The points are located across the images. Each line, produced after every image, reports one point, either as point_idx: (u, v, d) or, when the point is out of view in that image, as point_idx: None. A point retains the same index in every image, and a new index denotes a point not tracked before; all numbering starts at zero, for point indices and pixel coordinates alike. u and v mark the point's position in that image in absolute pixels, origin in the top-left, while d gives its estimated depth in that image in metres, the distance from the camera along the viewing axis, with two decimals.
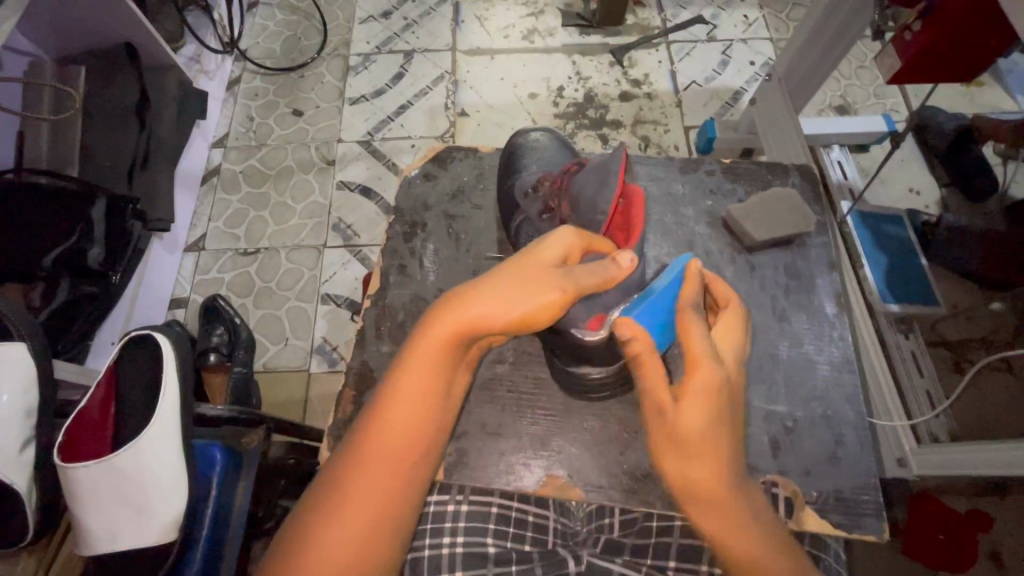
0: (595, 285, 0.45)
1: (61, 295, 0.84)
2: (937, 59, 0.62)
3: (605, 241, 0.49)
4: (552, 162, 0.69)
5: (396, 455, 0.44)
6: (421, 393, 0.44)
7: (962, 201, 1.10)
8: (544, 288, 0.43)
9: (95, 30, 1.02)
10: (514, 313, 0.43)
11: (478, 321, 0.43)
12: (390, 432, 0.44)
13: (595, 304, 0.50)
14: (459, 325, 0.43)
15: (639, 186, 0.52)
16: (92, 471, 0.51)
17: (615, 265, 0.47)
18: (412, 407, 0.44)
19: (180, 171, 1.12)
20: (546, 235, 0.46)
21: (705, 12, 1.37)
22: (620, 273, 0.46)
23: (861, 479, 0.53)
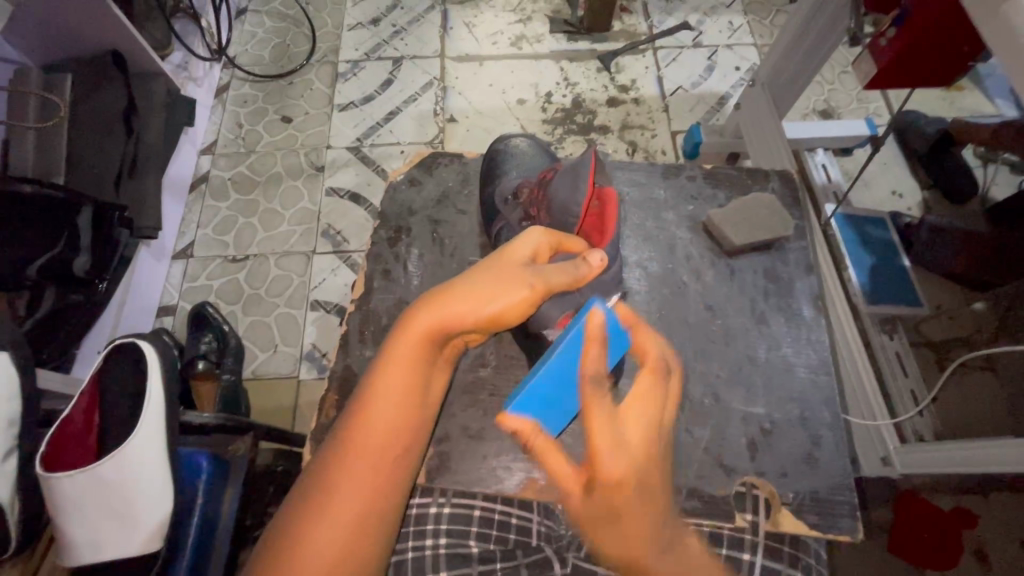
0: (564, 284, 0.48)
1: (47, 304, 0.83)
2: (912, 66, 0.64)
3: (576, 242, 0.52)
4: (534, 168, 0.69)
5: (383, 448, 0.45)
6: (404, 390, 0.46)
7: (943, 203, 1.12)
8: (515, 286, 0.46)
9: (82, 38, 1.02)
10: (489, 311, 0.46)
11: (456, 316, 0.46)
12: (373, 431, 0.45)
13: (569, 302, 0.53)
14: (438, 321, 0.46)
15: (611, 188, 0.55)
16: (76, 481, 0.50)
17: (584, 263, 0.50)
18: (395, 404, 0.46)
19: (167, 178, 1.11)
20: (517, 238, 0.49)
21: (692, 18, 1.39)
22: (588, 272, 0.49)
23: (838, 479, 0.54)
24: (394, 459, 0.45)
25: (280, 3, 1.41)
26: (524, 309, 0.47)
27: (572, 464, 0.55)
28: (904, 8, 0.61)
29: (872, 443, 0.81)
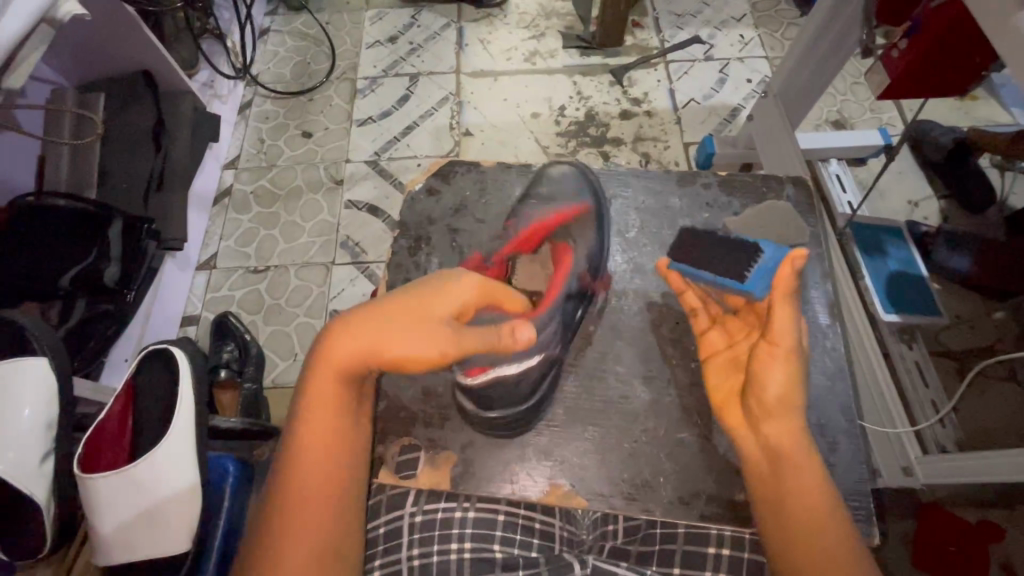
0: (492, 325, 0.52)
1: (76, 314, 0.86)
2: (926, 74, 0.64)
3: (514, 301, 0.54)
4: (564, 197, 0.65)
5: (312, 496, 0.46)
6: (336, 415, 0.48)
7: (961, 213, 1.12)
8: (416, 332, 0.47)
9: (114, 58, 1.06)
10: (392, 353, 0.47)
11: (370, 355, 0.47)
12: (317, 454, 0.47)
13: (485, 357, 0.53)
14: (357, 361, 0.47)
15: (572, 245, 0.62)
16: (111, 481, 0.52)
17: (510, 336, 0.50)
18: (329, 427, 0.47)
19: (192, 194, 1.15)
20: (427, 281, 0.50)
21: (703, 32, 1.41)
22: (513, 343, 0.50)
23: (855, 484, 0.54)
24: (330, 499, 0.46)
25: (301, 23, 1.46)
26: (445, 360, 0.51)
27: (593, 469, 0.55)
28: (915, 19, 0.62)
29: (894, 452, 0.80)
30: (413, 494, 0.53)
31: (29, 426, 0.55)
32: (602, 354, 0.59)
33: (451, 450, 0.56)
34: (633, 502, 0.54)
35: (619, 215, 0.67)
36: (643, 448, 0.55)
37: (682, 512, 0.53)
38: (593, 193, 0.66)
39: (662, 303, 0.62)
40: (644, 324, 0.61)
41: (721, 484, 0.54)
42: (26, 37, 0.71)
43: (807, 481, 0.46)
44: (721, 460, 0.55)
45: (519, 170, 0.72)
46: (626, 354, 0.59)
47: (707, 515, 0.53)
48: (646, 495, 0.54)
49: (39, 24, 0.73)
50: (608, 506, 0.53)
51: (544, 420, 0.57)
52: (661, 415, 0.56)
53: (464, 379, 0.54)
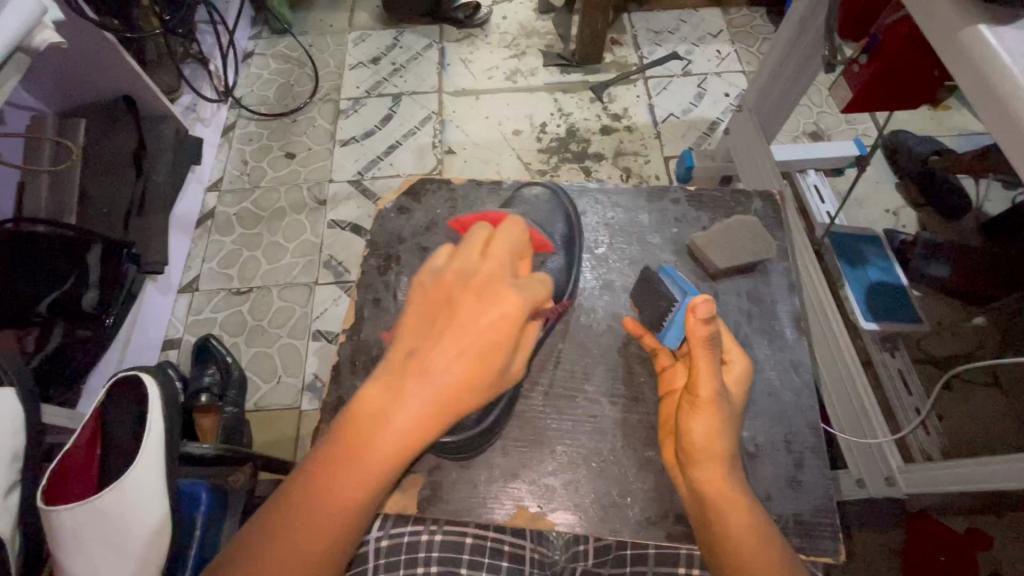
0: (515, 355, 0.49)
1: (55, 340, 0.85)
2: (886, 88, 0.65)
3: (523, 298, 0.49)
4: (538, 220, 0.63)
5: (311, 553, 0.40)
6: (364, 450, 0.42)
7: (938, 220, 1.13)
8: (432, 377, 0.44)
9: (96, 85, 1.07)
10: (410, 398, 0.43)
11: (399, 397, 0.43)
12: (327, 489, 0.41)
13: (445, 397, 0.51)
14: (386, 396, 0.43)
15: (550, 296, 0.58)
16: (76, 515, 0.50)
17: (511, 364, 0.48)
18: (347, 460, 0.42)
19: (174, 216, 1.15)
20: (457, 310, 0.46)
21: (680, 48, 1.43)
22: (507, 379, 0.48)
23: (823, 500, 0.54)
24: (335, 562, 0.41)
25: (285, 46, 1.48)
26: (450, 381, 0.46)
27: (561, 491, 0.53)
28: (874, 37, 0.63)
29: (875, 463, 0.80)
30: (378, 519, 0.53)
31: None
32: (569, 372, 0.59)
33: (418, 473, 0.54)
34: (600, 522, 0.52)
35: (588, 231, 0.67)
36: (611, 468, 0.54)
37: (649, 533, 0.51)
38: (568, 221, 0.65)
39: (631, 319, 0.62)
40: (613, 341, 0.60)
41: None
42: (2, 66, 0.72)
43: (743, 516, 0.44)
44: None
45: (489, 189, 0.72)
46: (595, 371, 0.59)
47: (675, 535, 0.51)
48: (612, 516, 0.52)
49: (14, 54, 0.73)
50: (579, 527, 0.52)
51: (514, 443, 0.55)
52: (630, 434, 0.56)
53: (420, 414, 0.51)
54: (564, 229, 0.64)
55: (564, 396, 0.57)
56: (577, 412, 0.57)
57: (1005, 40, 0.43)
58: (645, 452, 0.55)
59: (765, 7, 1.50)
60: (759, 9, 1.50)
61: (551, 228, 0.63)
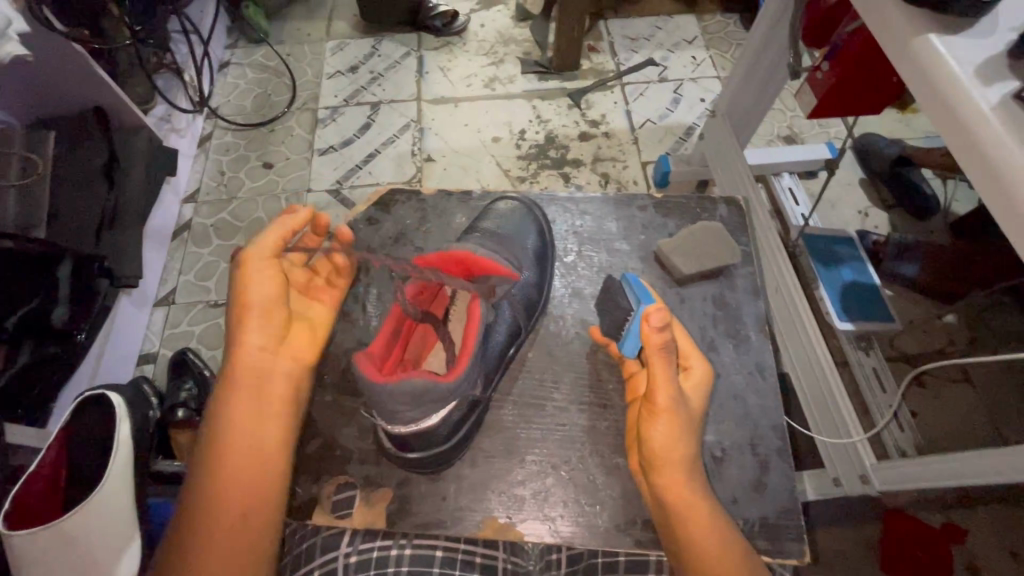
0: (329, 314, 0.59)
1: (23, 357, 0.84)
2: (849, 93, 0.67)
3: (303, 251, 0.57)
4: (510, 234, 0.63)
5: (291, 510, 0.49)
6: (248, 414, 0.49)
7: (907, 221, 1.16)
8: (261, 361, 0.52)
9: (64, 96, 1.05)
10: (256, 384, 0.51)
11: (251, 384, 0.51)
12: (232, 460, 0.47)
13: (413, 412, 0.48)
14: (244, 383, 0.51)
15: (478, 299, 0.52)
16: (39, 538, 0.48)
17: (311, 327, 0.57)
18: (242, 429, 0.48)
19: (149, 228, 1.13)
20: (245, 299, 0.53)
21: (656, 55, 1.45)
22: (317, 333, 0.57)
23: (788, 503, 0.54)
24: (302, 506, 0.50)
25: (261, 55, 1.47)
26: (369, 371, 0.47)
27: (531, 501, 0.53)
28: (834, 44, 0.65)
29: (847, 462, 0.81)
30: (347, 534, 0.52)
31: None
32: (539, 380, 0.59)
33: (387, 487, 0.54)
34: (569, 531, 0.52)
35: (558, 239, 0.68)
36: (580, 476, 0.54)
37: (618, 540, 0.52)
38: (542, 235, 0.65)
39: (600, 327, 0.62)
40: (582, 348, 0.61)
41: None
42: None
43: (706, 518, 0.44)
44: None
45: (461, 198, 0.72)
46: (564, 379, 0.59)
47: (643, 541, 0.52)
48: (583, 524, 0.53)
49: None
50: (549, 535, 0.52)
51: (484, 454, 0.55)
52: (599, 441, 0.56)
53: (396, 429, 0.49)
54: (536, 243, 0.64)
55: (534, 405, 0.57)
56: (546, 421, 0.57)
57: (950, 49, 0.45)
58: (613, 459, 0.55)
59: (738, 13, 1.53)
60: (733, 16, 1.52)
61: (524, 242, 0.63)
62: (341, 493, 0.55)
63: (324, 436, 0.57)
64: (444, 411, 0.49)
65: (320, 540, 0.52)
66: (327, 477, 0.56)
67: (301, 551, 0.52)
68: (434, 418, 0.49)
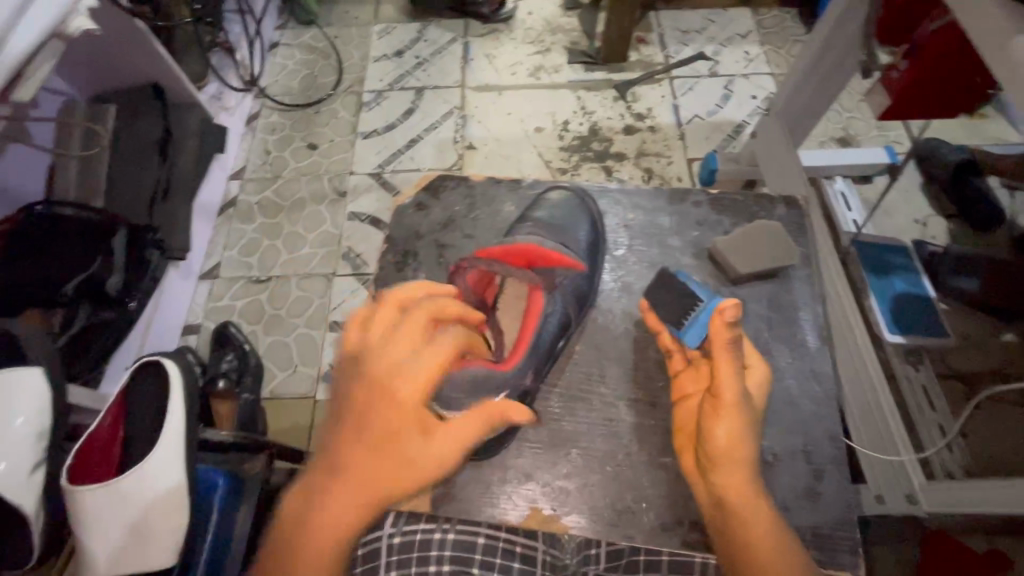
0: None
1: (80, 321, 0.88)
2: (927, 96, 0.63)
3: None
4: (562, 226, 0.63)
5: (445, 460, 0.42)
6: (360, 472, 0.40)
7: (966, 232, 1.10)
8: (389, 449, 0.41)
9: (125, 72, 1.08)
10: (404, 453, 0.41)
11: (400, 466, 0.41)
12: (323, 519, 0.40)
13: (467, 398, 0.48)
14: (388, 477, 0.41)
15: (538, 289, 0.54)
16: (99, 496, 0.52)
17: None
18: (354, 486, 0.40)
19: (198, 203, 1.17)
20: None
21: (707, 48, 1.41)
22: None
23: (842, 515, 0.53)
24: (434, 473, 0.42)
25: (309, 36, 1.49)
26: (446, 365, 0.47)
27: (575, 494, 0.53)
28: (913, 43, 0.61)
29: (893, 478, 0.78)
30: (391, 515, 0.52)
31: (19, 435, 0.55)
32: (585, 373, 0.58)
33: None
34: (612, 527, 0.52)
35: (611, 233, 0.67)
36: (625, 473, 0.54)
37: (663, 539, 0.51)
38: (594, 227, 0.65)
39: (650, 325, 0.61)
40: (631, 344, 0.60)
41: None
42: (37, 50, 0.73)
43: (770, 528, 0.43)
44: None
45: (511, 187, 0.72)
46: (611, 374, 0.58)
47: (689, 542, 0.51)
48: (626, 521, 0.52)
49: (48, 39, 0.74)
50: (593, 532, 0.52)
51: (529, 444, 0.55)
52: (646, 439, 0.55)
53: None
54: (588, 235, 0.64)
55: (578, 399, 0.57)
56: (593, 415, 0.56)
57: None
58: (660, 458, 0.54)
59: (795, 7, 1.47)
60: (789, 10, 1.47)
61: (576, 234, 0.63)
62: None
63: None
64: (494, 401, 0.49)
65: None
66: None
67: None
68: None
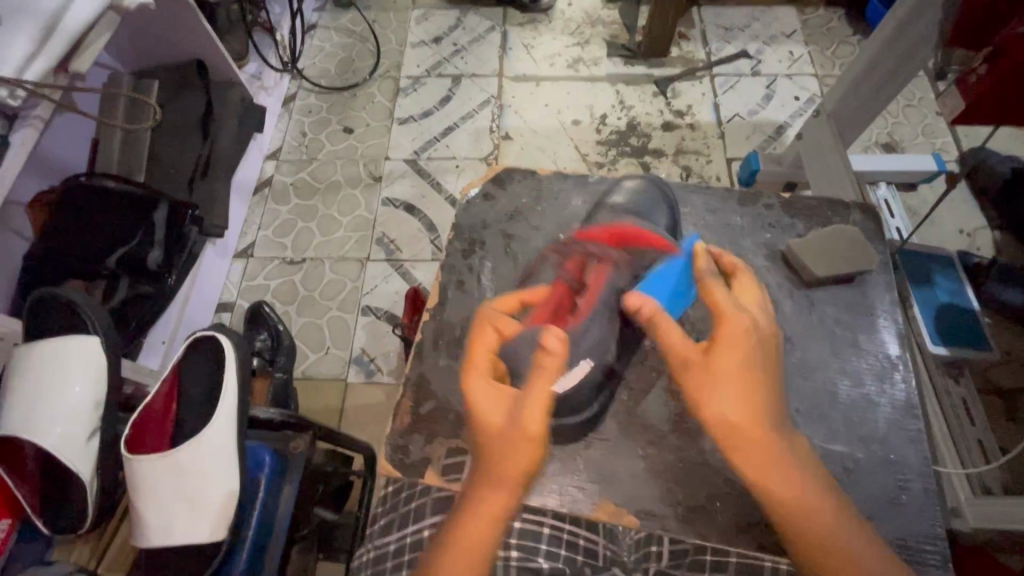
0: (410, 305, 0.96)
1: (120, 293, 0.88)
2: (1004, 101, 0.63)
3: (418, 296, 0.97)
4: (645, 214, 0.65)
5: (520, 426, 0.49)
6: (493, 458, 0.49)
7: (1013, 244, 1.08)
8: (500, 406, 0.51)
9: (171, 48, 1.09)
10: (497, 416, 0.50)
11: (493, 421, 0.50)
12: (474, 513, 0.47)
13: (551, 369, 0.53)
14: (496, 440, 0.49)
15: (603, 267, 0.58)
16: (156, 466, 0.53)
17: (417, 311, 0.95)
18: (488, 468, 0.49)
19: (235, 182, 1.17)
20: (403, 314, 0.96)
21: (750, 46, 1.38)
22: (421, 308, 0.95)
23: (930, 528, 0.52)
24: (520, 442, 0.49)
25: (348, 20, 1.48)
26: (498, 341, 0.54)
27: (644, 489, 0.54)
28: (997, 46, 0.62)
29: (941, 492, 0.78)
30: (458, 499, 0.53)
31: (76, 404, 0.57)
32: (658, 370, 0.59)
33: None
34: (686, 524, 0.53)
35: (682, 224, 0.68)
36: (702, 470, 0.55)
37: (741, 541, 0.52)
38: (673, 217, 0.66)
39: (720, 325, 0.62)
40: (698, 341, 0.61)
41: None
42: (96, 21, 0.73)
43: (793, 489, 0.47)
44: None
45: (576, 180, 0.71)
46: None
47: (766, 545, 0.52)
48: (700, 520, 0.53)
49: (106, 9, 0.74)
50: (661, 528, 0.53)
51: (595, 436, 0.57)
52: None
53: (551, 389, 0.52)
54: (667, 220, 0.66)
55: (663, 390, 0.58)
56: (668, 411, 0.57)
57: None
58: None
59: (842, 7, 1.44)
60: (837, 10, 1.43)
61: (655, 223, 0.64)
62: (452, 458, 0.56)
63: (437, 399, 0.59)
64: (574, 377, 0.53)
65: (430, 501, 0.54)
66: (439, 439, 0.57)
67: (410, 508, 0.54)
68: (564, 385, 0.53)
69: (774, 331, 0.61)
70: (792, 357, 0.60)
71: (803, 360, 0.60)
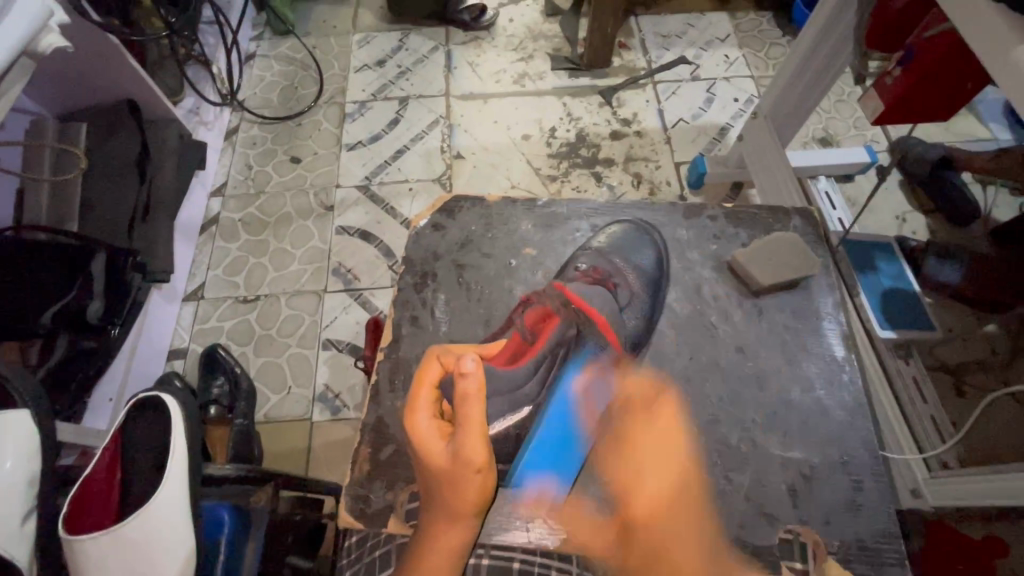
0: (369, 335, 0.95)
1: (59, 351, 0.82)
2: (915, 101, 0.69)
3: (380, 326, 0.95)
4: (623, 253, 0.66)
5: (462, 459, 0.47)
6: (441, 493, 0.48)
7: (946, 227, 1.14)
8: (438, 444, 0.49)
9: (97, 88, 1.04)
10: (441, 454, 0.49)
11: (436, 459, 0.49)
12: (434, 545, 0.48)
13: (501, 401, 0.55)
14: (444, 477, 0.48)
15: (555, 317, 0.59)
16: (101, 543, 0.50)
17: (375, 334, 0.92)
18: (439, 504, 0.48)
19: (178, 223, 1.13)
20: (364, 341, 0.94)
21: (689, 52, 1.43)
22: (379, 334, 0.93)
23: (885, 525, 0.54)
24: (463, 474, 0.47)
25: (288, 47, 1.45)
26: (441, 377, 0.55)
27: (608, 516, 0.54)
28: (908, 48, 0.67)
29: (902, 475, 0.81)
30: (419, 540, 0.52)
31: (7, 480, 0.53)
32: None
33: None
34: None
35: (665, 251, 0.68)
36: None
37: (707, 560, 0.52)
38: (660, 257, 0.67)
39: (674, 341, 0.63)
40: (656, 360, 0.62)
41: (750, 531, 0.54)
42: (8, 69, 0.68)
43: None
44: (745, 503, 0.55)
45: (526, 204, 0.71)
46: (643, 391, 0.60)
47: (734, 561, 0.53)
48: None
49: (18, 57, 0.70)
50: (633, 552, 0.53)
51: None
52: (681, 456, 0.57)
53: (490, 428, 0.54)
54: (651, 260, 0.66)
55: (618, 414, 0.59)
56: (629, 433, 0.58)
57: None
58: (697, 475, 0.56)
59: (771, 11, 1.50)
60: (766, 13, 1.50)
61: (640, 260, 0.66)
62: (414, 503, 0.55)
63: (397, 442, 0.58)
64: (511, 418, 0.54)
65: (394, 547, 0.53)
66: (400, 484, 0.56)
67: (374, 557, 0.53)
68: (499, 423, 0.54)
69: (727, 342, 0.63)
70: (746, 367, 0.62)
71: (757, 369, 0.62)
